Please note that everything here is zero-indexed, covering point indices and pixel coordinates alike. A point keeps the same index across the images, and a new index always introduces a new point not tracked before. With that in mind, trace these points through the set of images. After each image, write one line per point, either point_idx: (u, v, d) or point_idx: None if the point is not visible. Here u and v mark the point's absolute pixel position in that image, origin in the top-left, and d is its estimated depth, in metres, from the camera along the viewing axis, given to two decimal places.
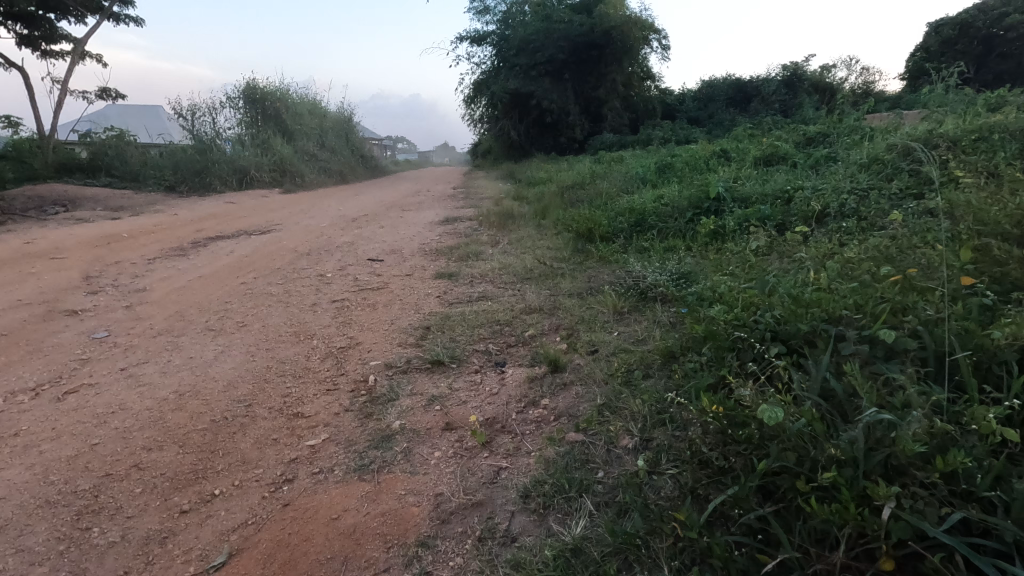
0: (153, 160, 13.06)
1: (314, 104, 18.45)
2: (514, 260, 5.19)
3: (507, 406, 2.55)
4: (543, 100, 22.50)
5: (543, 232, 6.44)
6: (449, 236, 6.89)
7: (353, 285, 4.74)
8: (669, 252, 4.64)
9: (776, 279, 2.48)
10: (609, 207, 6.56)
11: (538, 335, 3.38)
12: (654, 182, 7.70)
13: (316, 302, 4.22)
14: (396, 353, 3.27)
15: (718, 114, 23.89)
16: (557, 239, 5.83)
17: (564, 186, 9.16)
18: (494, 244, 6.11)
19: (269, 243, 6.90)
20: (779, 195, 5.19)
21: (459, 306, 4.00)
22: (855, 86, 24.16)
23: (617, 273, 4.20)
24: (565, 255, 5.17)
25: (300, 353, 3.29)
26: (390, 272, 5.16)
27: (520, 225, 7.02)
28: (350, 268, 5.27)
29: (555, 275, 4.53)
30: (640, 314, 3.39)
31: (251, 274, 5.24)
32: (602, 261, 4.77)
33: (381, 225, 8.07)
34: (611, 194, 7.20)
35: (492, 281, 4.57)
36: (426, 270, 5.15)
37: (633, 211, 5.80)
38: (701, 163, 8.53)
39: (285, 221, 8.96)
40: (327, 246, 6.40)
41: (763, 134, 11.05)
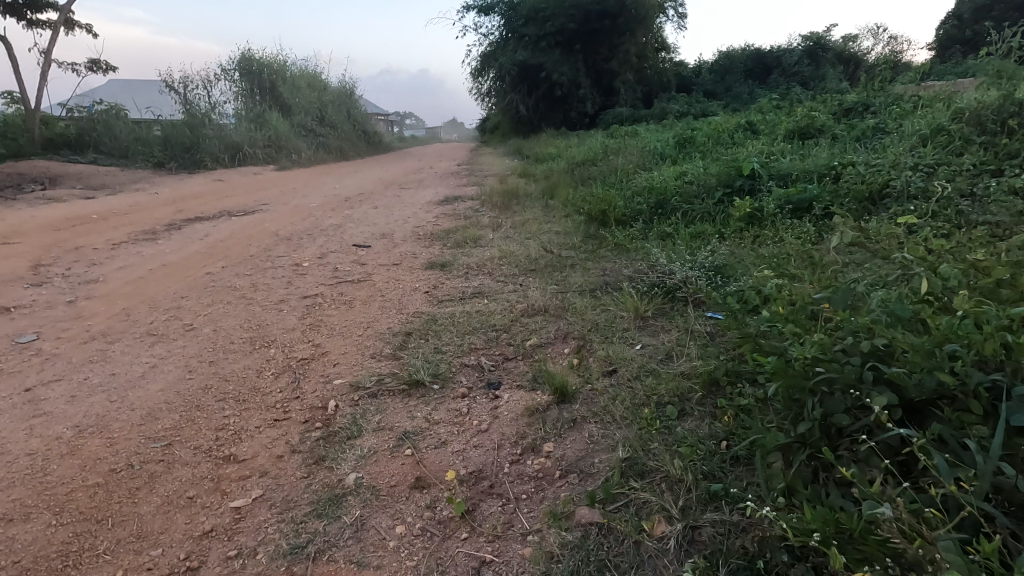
0: (143, 135, 12.43)
1: (313, 77, 17.68)
2: (517, 248, 4.54)
3: (500, 455, 1.94)
4: (553, 72, 21.50)
5: (551, 214, 5.78)
6: (448, 218, 6.26)
7: (331, 276, 4.12)
8: (697, 240, 3.98)
9: (864, 290, 1.88)
10: (625, 185, 5.86)
11: (542, 347, 2.76)
12: (675, 159, 6.97)
13: (284, 299, 3.62)
14: (367, 369, 2.66)
15: (736, 87, 22.79)
16: (567, 223, 5.18)
17: (575, 163, 8.44)
18: (496, 228, 5.47)
19: (250, 224, 6.29)
20: (824, 172, 4.48)
21: (449, 306, 3.38)
22: (881, 56, 22.92)
23: (638, 265, 3.55)
24: (576, 242, 4.52)
25: (250, 368, 2.69)
26: (376, 260, 4.54)
27: (525, 206, 6.36)
28: (332, 256, 4.67)
29: (564, 266, 3.88)
30: (668, 321, 2.75)
31: (221, 262, 4.65)
32: (617, 250, 4.12)
33: (375, 205, 7.43)
34: (627, 171, 6.49)
35: (490, 273, 3.94)
36: (417, 258, 4.52)
37: (653, 191, 5.11)
38: (725, 138, 7.76)
39: (274, 200, 8.36)
40: (312, 230, 5.78)
41: (790, 107, 10.20)
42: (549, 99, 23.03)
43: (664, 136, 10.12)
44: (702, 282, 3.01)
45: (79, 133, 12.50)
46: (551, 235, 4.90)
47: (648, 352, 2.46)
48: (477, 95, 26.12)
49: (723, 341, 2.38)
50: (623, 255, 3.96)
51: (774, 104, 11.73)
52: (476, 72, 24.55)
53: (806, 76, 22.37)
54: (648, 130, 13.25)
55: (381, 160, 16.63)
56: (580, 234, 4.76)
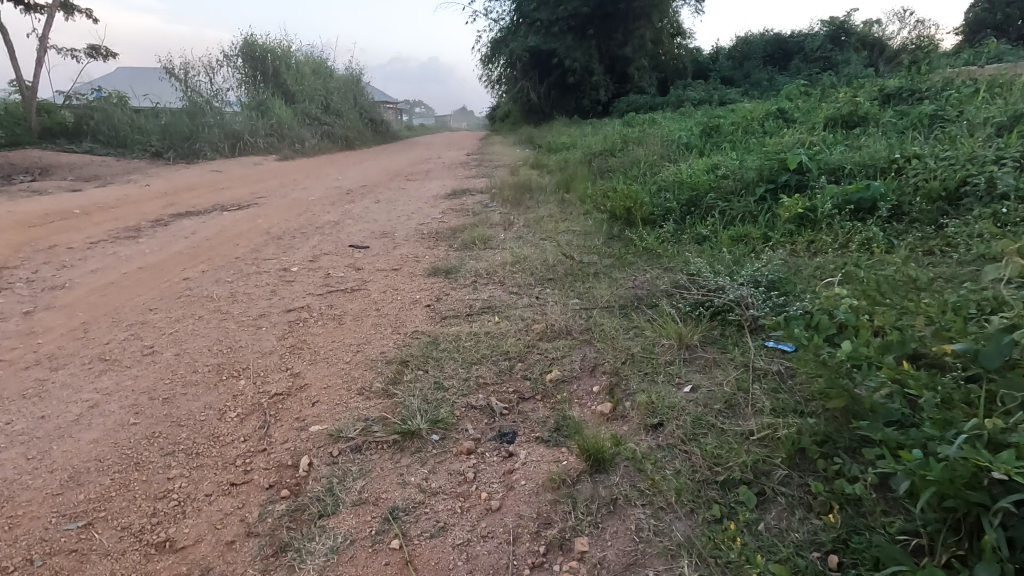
0: (142, 124, 12.00)
1: (319, 63, 17.16)
2: (532, 251, 4.04)
3: (514, 555, 1.47)
4: (565, 58, 20.78)
5: (569, 211, 5.25)
6: (454, 214, 5.78)
7: (322, 285, 3.64)
8: (740, 244, 3.46)
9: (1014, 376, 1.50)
10: (651, 179, 5.32)
11: (566, 384, 2.27)
12: (702, 151, 6.40)
13: (265, 313, 3.14)
14: (353, 411, 2.18)
15: (756, 73, 21.94)
16: (586, 222, 4.68)
17: (591, 153, 7.87)
18: (508, 227, 4.96)
19: (242, 221, 5.81)
20: (883, 167, 3.93)
21: (454, 324, 2.89)
22: (907, 41, 22.00)
23: (676, 277, 3.03)
24: (597, 246, 4.01)
25: (211, 408, 2.22)
26: (374, 265, 4.05)
27: (539, 201, 5.84)
28: (326, 259, 4.20)
29: (587, 277, 3.37)
30: (723, 354, 2.24)
31: (203, 265, 4.18)
32: (648, 256, 3.60)
33: (377, 199, 6.93)
34: (650, 163, 5.93)
35: (502, 283, 3.44)
36: (419, 263, 4.03)
37: (684, 187, 4.56)
38: (755, 127, 7.18)
39: (272, 193, 7.90)
40: (307, 227, 5.31)
41: (821, 93, 9.52)
42: (561, 86, 22.38)
43: (685, 125, 9.53)
44: (759, 302, 2.50)
45: (76, 121, 12.08)
46: (570, 237, 4.39)
47: (702, 398, 1.97)
48: (487, 82, 25.44)
49: (802, 388, 1.88)
50: (655, 263, 3.45)
51: (802, 90, 11.02)
52: (486, 59, 23.88)
53: (828, 62, 21.53)
54: (666, 118, 12.60)
55: (388, 149, 16.10)
56: (603, 236, 4.24)
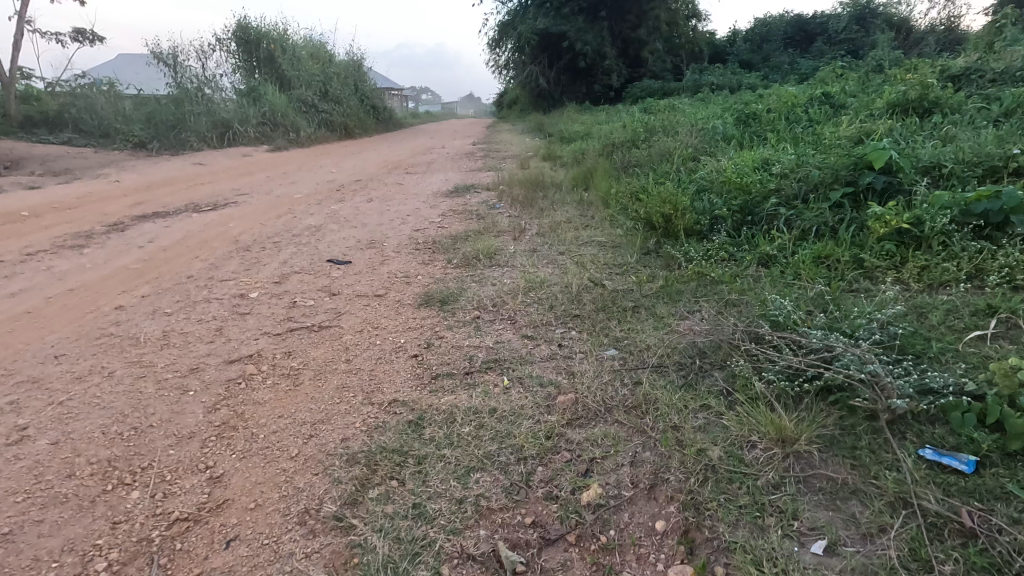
0: (126, 113, 11.22)
1: (318, 47, 16.30)
2: (549, 273, 3.24)
3: None
4: (576, 42, 19.79)
5: (592, 216, 4.44)
6: (456, 217, 5.01)
7: (283, 319, 2.87)
8: (825, 272, 2.66)
9: None
10: (689, 179, 4.49)
11: (613, 516, 1.49)
12: (743, 143, 5.55)
13: (200, 366, 2.38)
14: (283, 564, 1.42)
15: (776, 56, 20.86)
16: (613, 232, 3.89)
17: (610, 144, 7.02)
18: (519, 235, 4.17)
19: (212, 225, 5.04)
20: (999, 166, 3.09)
21: (448, 391, 2.11)
22: (938, 21, 20.76)
23: (752, 321, 2.23)
24: (633, 268, 3.21)
25: (69, 553, 1.46)
26: (353, 289, 3.28)
27: (554, 202, 5.03)
28: (297, 280, 3.44)
29: (626, 315, 2.58)
30: (861, 474, 1.46)
31: (147, 286, 3.43)
32: (702, 286, 2.80)
33: (371, 198, 6.14)
34: (684, 158, 5.09)
35: (512, 319, 2.65)
36: (410, 288, 3.25)
37: (736, 190, 3.74)
38: (798, 114, 6.31)
39: (256, 189, 7.14)
40: (283, 234, 4.54)
41: (863, 76, 8.61)
42: (572, 71, 21.40)
43: (713, 112, 8.66)
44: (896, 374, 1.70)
45: (56, 109, 11.28)
46: (597, 251, 3.58)
47: None
48: (494, 67, 24.43)
49: None
50: (715, 298, 2.65)
51: (836, 73, 10.10)
52: (494, 43, 22.91)
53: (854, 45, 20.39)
54: (685, 105, 11.70)
55: (389, 138, 15.27)
56: (638, 253, 3.43)
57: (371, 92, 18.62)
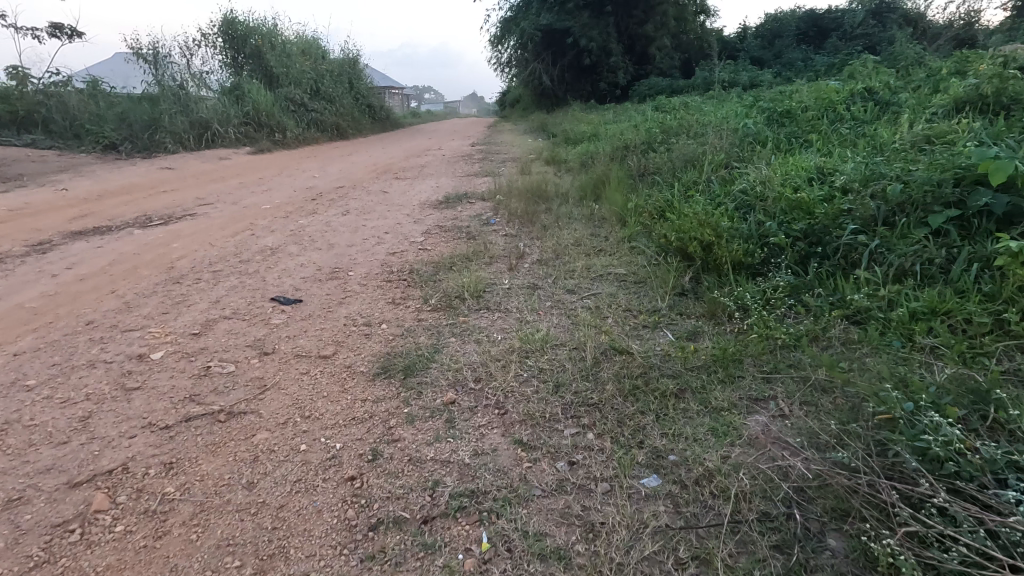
0: (99, 112, 10.42)
1: (310, 43, 15.50)
2: (553, 325, 2.43)
3: None
4: (581, 38, 18.90)
5: (607, 238, 3.63)
6: (441, 236, 4.22)
7: (183, 398, 2.06)
8: (956, 342, 1.84)
9: None
10: (726, 192, 3.69)
11: None
12: (782, 148, 4.72)
13: (27, 493, 1.58)
14: None
15: (788, 53, 19.96)
16: (634, 263, 3.08)
17: (622, 147, 6.20)
18: (517, 263, 3.36)
19: (153, 245, 4.23)
20: None
21: (388, 564, 1.31)
22: (957, 16, 19.80)
23: (873, 439, 1.43)
24: (668, 322, 2.40)
25: None
26: (294, 345, 2.48)
27: (560, 218, 4.22)
28: (224, 329, 2.64)
29: (667, 406, 1.77)
30: None
31: (28, 338, 2.63)
32: (769, 359, 2.00)
33: (348, 209, 5.34)
34: (716, 165, 4.27)
35: (500, 409, 1.85)
36: (367, 346, 2.43)
37: (795, 211, 2.93)
38: (838, 114, 5.49)
39: (223, 198, 6.35)
40: (230, 258, 3.75)
41: (899, 71, 7.75)
42: (576, 69, 20.58)
43: (734, 111, 7.83)
44: None
45: (25, 108, 10.47)
46: (617, 290, 2.77)
47: None
48: (496, 65, 23.59)
49: None
50: (794, 383, 1.85)
51: (865, 68, 9.23)
52: (495, 40, 22.09)
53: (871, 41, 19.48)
54: (698, 104, 10.86)
55: (384, 139, 14.46)
56: (672, 297, 2.63)
57: (367, 91, 17.81)
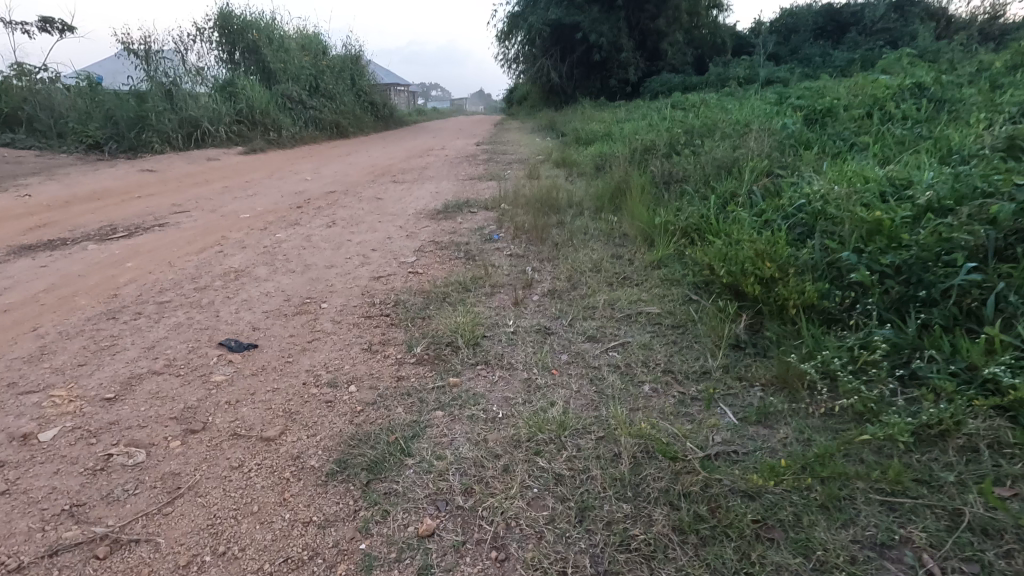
0: (85, 110, 9.84)
1: (309, 38, 14.92)
2: (572, 397, 1.84)
3: None
4: (590, 33, 18.19)
5: (633, 264, 3.05)
6: (436, 254, 3.64)
7: (60, 511, 1.49)
8: None
9: None
10: (776, 209, 3.09)
11: None
12: (829, 154, 4.10)
13: None
14: None
15: (805, 49, 19.17)
16: (670, 301, 2.50)
17: (641, 150, 5.58)
18: (524, 296, 2.76)
19: (103, 264, 3.66)
20: None
21: None
22: (982, 9, 18.96)
23: None
24: (727, 394, 1.81)
25: None
26: (233, 417, 1.91)
27: (574, 235, 3.62)
28: (148, 389, 2.06)
29: (750, 563, 1.19)
30: None
31: None
32: (885, 467, 1.41)
33: (335, 220, 4.76)
34: (758, 173, 3.66)
35: (498, 552, 1.27)
36: (327, 421, 1.85)
37: (875, 240, 2.33)
38: (886, 113, 4.87)
39: (202, 204, 5.80)
40: (185, 284, 3.17)
41: (942, 66, 7.07)
42: (585, 65, 19.92)
43: (761, 109, 7.21)
44: None
45: (8, 106, 9.89)
46: (651, 340, 2.19)
47: None
48: (503, 61, 22.96)
49: None
50: (936, 519, 1.26)
51: (899, 63, 8.50)
52: (502, 36, 21.45)
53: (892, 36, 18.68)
54: (717, 101, 10.22)
55: (386, 138, 13.86)
56: (727, 353, 2.04)
57: (370, 88, 17.22)
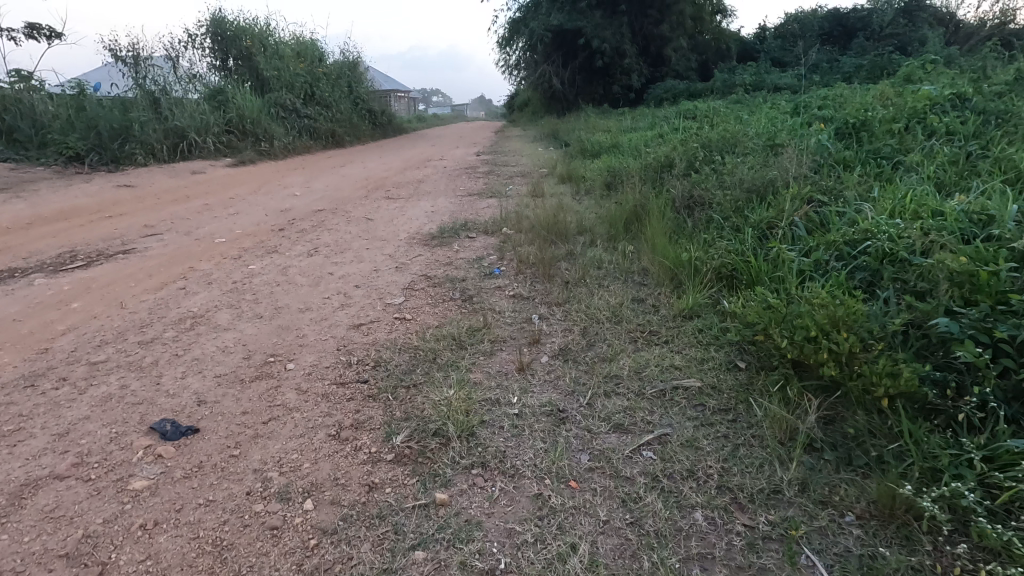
0: (69, 119, 9.25)
1: (306, 44, 14.53)
2: (600, 535, 1.37)
3: None
4: (593, 39, 17.74)
5: (659, 313, 2.58)
6: (427, 293, 3.18)
7: None
8: None
9: None
10: (827, 247, 2.61)
11: None
12: (872, 176, 3.63)
13: None
14: None
15: (812, 54, 18.74)
16: (713, 374, 2.03)
17: (655, 167, 5.12)
18: (531, 358, 2.28)
19: (45, 305, 3.18)
20: None
21: None
22: (991, 14, 18.57)
23: None
24: (813, 533, 1.35)
25: None
26: (145, 556, 1.42)
27: (588, 272, 3.15)
28: (42, 506, 1.58)
29: None
30: None
31: None
32: None
33: (318, 246, 4.30)
34: (798, 200, 3.18)
35: None
36: (268, 566, 1.37)
37: (975, 298, 1.83)
38: (926, 128, 4.42)
39: (178, 226, 5.33)
40: (131, 334, 2.69)
41: (970, 74, 6.62)
42: (587, 71, 19.53)
43: (778, 121, 6.76)
44: None
45: None
46: (697, 434, 1.72)
47: None
48: (504, 68, 22.59)
49: None
50: None
51: (922, 70, 8.02)
52: (502, 42, 21.05)
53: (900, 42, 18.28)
54: (726, 110, 9.79)
55: (383, 147, 13.44)
56: (802, 459, 1.57)
57: (367, 95, 16.81)
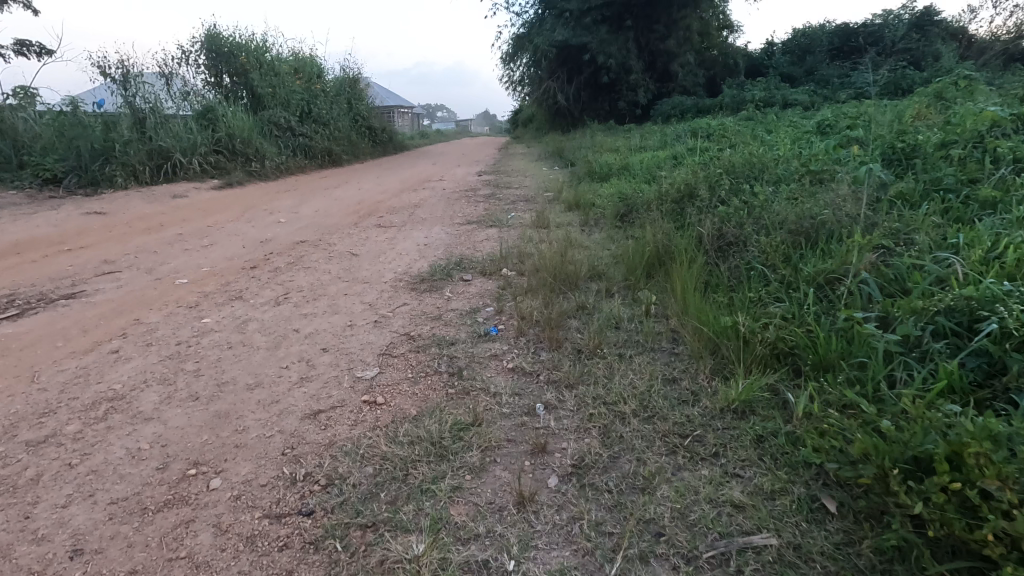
0: (48, 138, 8.78)
1: (304, 61, 14.13)
2: None
3: None
4: (598, 54, 17.31)
5: (701, 407, 2.01)
6: (408, 361, 2.61)
7: None
8: None
9: None
10: (918, 317, 2.02)
11: None
12: (940, 215, 3.05)
13: None
14: None
15: (822, 70, 18.23)
16: (792, 525, 1.45)
17: (675, 197, 4.56)
18: (535, 483, 1.69)
19: None
20: None
21: None
22: (1006, 29, 18.05)
23: None
24: None
25: None
26: None
27: (604, 337, 2.57)
28: None
29: None
30: None
31: None
32: None
33: (288, 291, 3.73)
34: (862, 247, 2.59)
35: None
36: None
37: None
38: (989, 154, 3.83)
39: (140, 262, 4.77)
40: (23, 428, 2.11)
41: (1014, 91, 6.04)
42: (593, 87, 19.11)
43: (803, 143, 6.20)
44: None
45: None
46: None
47: None
48: (508, 83, 22.23)
49: None
50: None
51: (955, 87, 7.44)
52: (506, 58, 20.68)
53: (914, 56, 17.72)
54: (741, 128, 9.24)
55: (383, 166, 12.97)
56: None
57: (368, 112, 16.40)
